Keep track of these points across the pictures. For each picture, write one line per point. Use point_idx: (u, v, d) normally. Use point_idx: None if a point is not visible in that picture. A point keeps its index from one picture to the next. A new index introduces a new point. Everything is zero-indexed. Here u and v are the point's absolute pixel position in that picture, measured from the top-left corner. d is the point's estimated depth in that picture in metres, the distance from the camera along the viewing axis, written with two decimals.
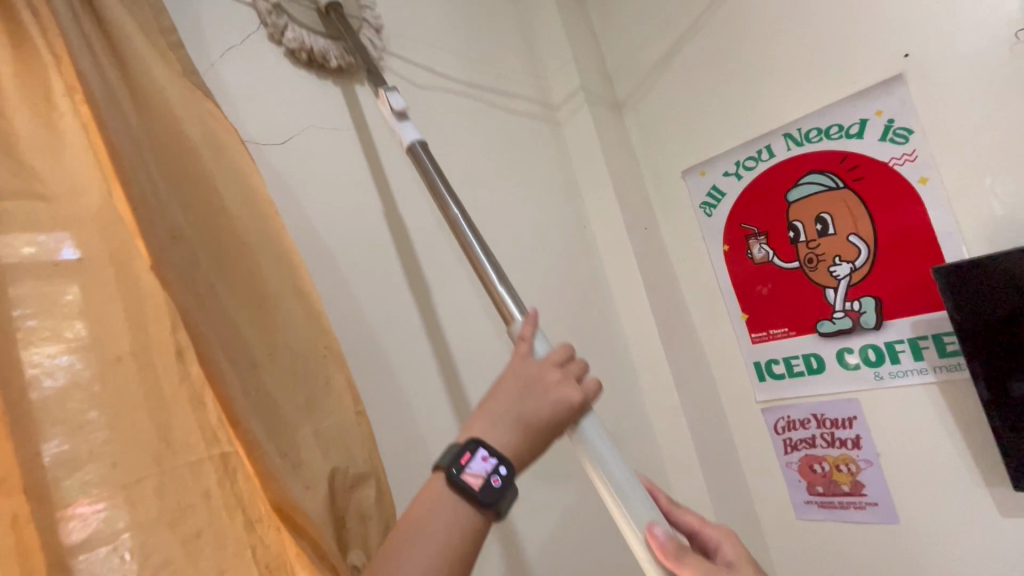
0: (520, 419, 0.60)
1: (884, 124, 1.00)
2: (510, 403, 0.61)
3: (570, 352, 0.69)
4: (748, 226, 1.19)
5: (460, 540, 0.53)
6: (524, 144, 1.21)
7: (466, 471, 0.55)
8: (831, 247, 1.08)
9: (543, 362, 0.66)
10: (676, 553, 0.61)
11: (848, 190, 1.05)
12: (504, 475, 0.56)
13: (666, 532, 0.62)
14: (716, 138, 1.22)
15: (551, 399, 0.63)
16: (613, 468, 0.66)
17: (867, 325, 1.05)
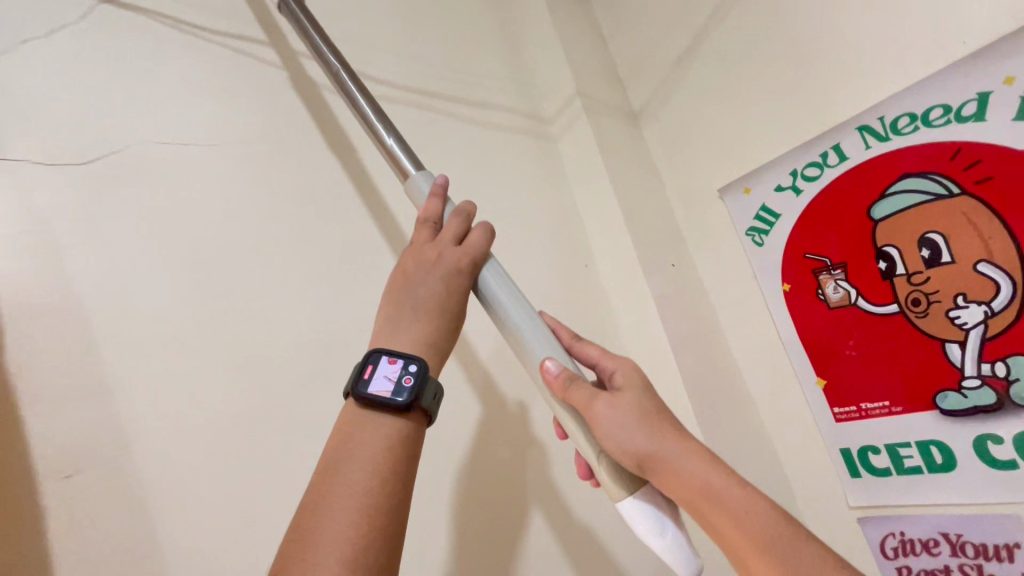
0: (411, 309, 0.59)
1: (1018, 96, 0.67)
2: (400, 294, 0.61)
3: (466, 220, 0.67)
4: (816, 257, 0.86)
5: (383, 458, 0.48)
6: (507, 168, 0.98)
7: (368, 384, 0.52)
8: (948, 281, 0.73)
9: (440, 238, 0.65)
10: (566, 385, 0.56)
11: (970, 198, 0.71)
12: (416, 370, 0.53)
13: (559, 364, 0.57)
14: (762, 143, 0.93)
15: (440, 273, 0.61)
16: (503, 292, 0.62)
17: (1022, 399, 0.68)
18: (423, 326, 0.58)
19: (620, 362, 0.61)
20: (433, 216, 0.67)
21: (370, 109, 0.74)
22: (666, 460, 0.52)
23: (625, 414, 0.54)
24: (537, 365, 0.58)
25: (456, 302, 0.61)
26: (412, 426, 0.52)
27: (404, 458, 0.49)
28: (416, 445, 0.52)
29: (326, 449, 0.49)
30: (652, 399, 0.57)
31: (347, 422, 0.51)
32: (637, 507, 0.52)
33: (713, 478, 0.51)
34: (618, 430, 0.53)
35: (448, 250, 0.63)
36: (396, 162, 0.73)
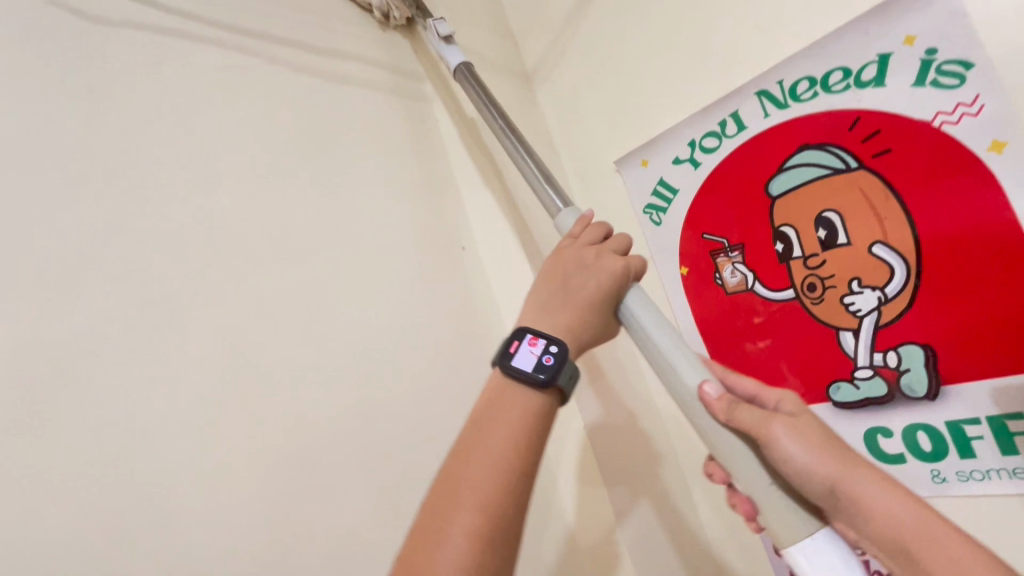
0: (547, 301, 0.62)
1: (919, 60, 0.60)
2: (564, 287, 0.62)
3: (623, 239, 0.67)
4: (714, 238, 0.78)
5: (530, 427, 0.51)
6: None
7: (513, 357, 0.55)
8: (844, 265, 0.67)
9: (589, 247, 0.66)
10: (730, 407, 0.52)
11: (868, 173, 0.65)
12: (556, 352, 0.55)
13: (718, 389, 0.54)
14: (661, 110, 0.83)
15: (595, 278, 0.61)
16: (650, 319, 0.61)
17: (911, 391, 0.64)
18: (576, 317, 0.60)
19: (784, 393, 0.56)
20: (586, 229, 0.69)
21: (535, 167, 0.76)
22: (857, 492, 0.47)
23: (807, 442, 0.49)
24: (692, 389, 0.56)
25: (602, 318, 0.62)
26: (545, 404, 0.54)
27: (543, 428, 0.52)
28: (546, 419, 0.54)
29: (472, 415, 0.52)
30: (834, 437, 0.50)
31: (493, 390, 0.54)
32: (826, 540, 0.47)
33: (919, 520, 0.44)
34: (797, 455, 0.48)
35: (606, 255, 0.64)
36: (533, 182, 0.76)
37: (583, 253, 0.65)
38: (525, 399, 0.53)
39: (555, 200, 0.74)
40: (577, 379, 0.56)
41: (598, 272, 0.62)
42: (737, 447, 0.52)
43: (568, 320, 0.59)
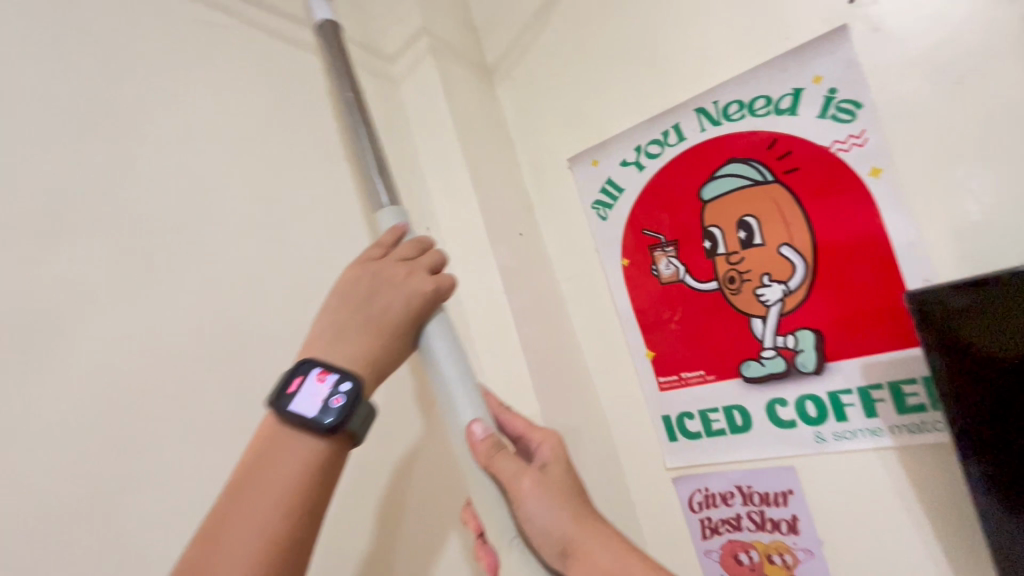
0: (342, 326, 0.56)
1: (823, 97, 0.74)
2: (354, 304, 0.57)
3: (430, 250, 0.64)
4: (653, 233, 0.89)
5: (306, 480, 0.49)
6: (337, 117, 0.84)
7: (292, 399, 0.51)
8: (758, 262, 0.80)
9: (393, 258, 0.61)
10: (491, 452, 0.58)
11: (780, 186, 0.78)
12: (349, 391, 0.52)
13: (486, 429, 0.58)
14: (612, 115, 0.91)
15: (403, 299, 0.59)
16: (440, 347, 0.61)
17: (804, 367, 0.78)
18: (381, 342, 0.57)
19: (545, 433, 0.63)
20: (396, 238, 0.64)
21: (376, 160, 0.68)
22: (594, 551, 0.55)
23: (549, 494, 0.57)
24: (461, 426, 0.59)
25: (393, 342, 0.58)
26: (339, 451, 0.52)
27: (322, 476, 0.50)
28: (334, 468, 0.51)
29: (242, 465, 0.49)
30: (572, 479, 0.59)
31: (269, 437, 0.50)
32: None
33: (623, 561, 0.54)
34: (537, 507, 0.56)
35: (420, 272, 0.61)
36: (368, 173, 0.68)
37: (391, 264, 0.61)
38: (303, 450, 0.50)
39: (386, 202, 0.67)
40: (374, 414, 0.54)
41: (398, 296, 0.59)
42: (490, 491, 0.59)
43: (375, 347, 0.56)
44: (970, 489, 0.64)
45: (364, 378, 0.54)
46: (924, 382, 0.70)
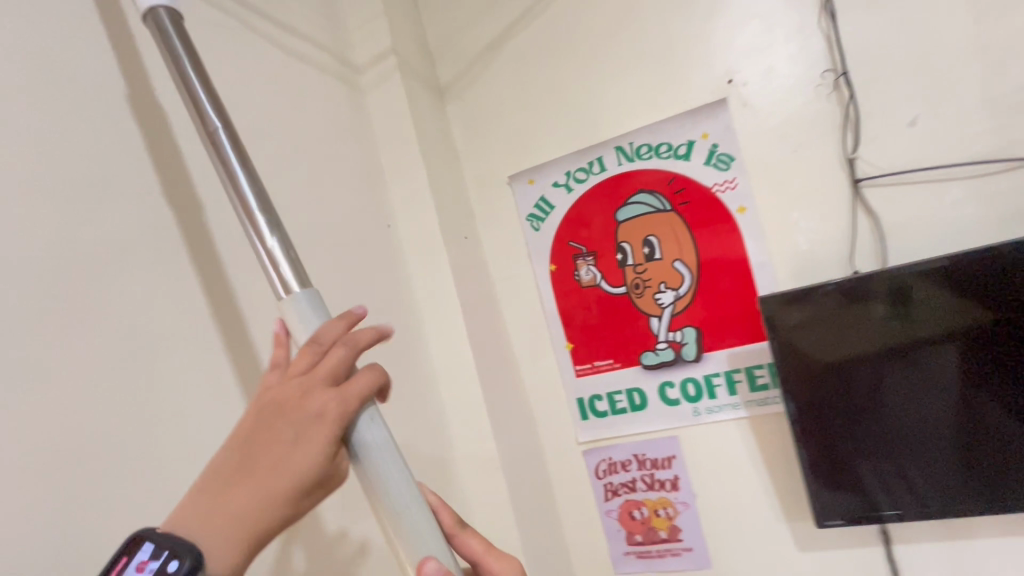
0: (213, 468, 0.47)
1: (708, 149, 0.97)
2: (244, 432, 0.48)
3: (358, 344, 0.53)
4: (576, 244, 1.06)
5: None
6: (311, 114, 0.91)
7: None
8: (657, 272, 1.01)
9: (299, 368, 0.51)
10: None
11: (676, 214, 0.99)
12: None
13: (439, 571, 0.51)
14: (548, 144, 1.08)
15: (303, 422, 0.48)
16: (383, 462, 0.52)
17: (687, 356, 1.00)
18: (280, 485, 0.46)
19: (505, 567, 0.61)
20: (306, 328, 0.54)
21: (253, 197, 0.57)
22: None
23: None
24: (413, 562, 0.51)
25: (276, 488, 0.46)
26: None
27: None
28: None
29: None
30: None
31: None
32: None
33: None
34: None
35: (318, 389, 0.50)
36: (248, 218, 0.57)
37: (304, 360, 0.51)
38: None
39: (283, 260, 0.56)
40: None
41: (306, 413, 0.48)
42: None
43: (268, 488, 0.46)
44: (799, 443, 0.90)
45: (214, 557, 0.43)
46: (769, 366, 0.95)
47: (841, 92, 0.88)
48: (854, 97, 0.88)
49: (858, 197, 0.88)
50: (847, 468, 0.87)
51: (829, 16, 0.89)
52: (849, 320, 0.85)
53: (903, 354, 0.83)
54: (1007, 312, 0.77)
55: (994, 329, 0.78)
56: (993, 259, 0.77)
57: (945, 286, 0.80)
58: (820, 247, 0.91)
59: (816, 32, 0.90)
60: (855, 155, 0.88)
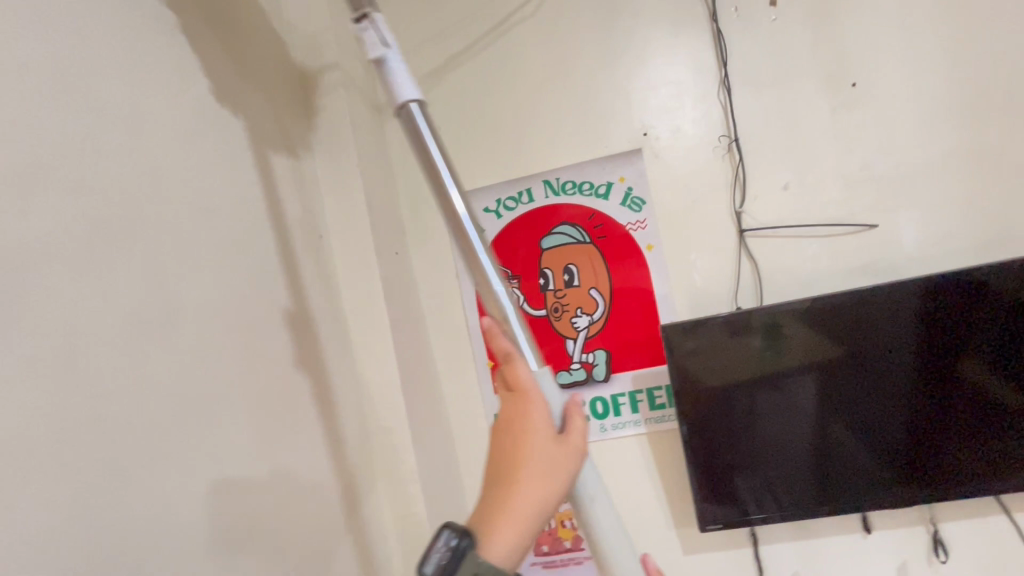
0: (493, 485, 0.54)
1: (624, 191, 1.08)
2: (546, 472, 0.53)
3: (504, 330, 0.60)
4: (503, 267, 1.13)
5: None
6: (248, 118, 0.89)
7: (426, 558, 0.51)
8: (574, 298, 1.10)
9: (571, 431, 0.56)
10: None
11: (594, 247, 1.09)
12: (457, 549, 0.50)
13: None
14: (482, 171, 1.14)
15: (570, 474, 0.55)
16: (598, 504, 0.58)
17: (597, 377, 1.09)
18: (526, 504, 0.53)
19: None
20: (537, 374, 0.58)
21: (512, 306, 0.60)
22: None
23: None
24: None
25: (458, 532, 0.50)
26: None
27: None
28: None
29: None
30: None
31: None
32: None
33: None
34: None
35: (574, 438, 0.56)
36: (477, 266, 0.60)
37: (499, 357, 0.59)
38: None
39: (496, 281, 0.60)
40: None
41: (538, 409, 0.56)
42: None
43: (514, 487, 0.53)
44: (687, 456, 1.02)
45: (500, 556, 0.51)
46: (666, 387, 1.07)
47: (733, 154, 1.04)
48: (743, 160, 1.04)
49: (742, 244, 1.04)
50: (724, 478, 1.00)
51: (725, 91, 1.05)
52: (731, 348, 0.98)
53: (772, 380, 0.98)
54: (847, 348, 0.96)
55: (838, 361, 0.96)
56: (838, 304, 0.95)
57: (805, 325, 0.96)
58: (711, 285, 1.05)
59: (716, 102, 1.06)
60: (742, 209, 1.04)
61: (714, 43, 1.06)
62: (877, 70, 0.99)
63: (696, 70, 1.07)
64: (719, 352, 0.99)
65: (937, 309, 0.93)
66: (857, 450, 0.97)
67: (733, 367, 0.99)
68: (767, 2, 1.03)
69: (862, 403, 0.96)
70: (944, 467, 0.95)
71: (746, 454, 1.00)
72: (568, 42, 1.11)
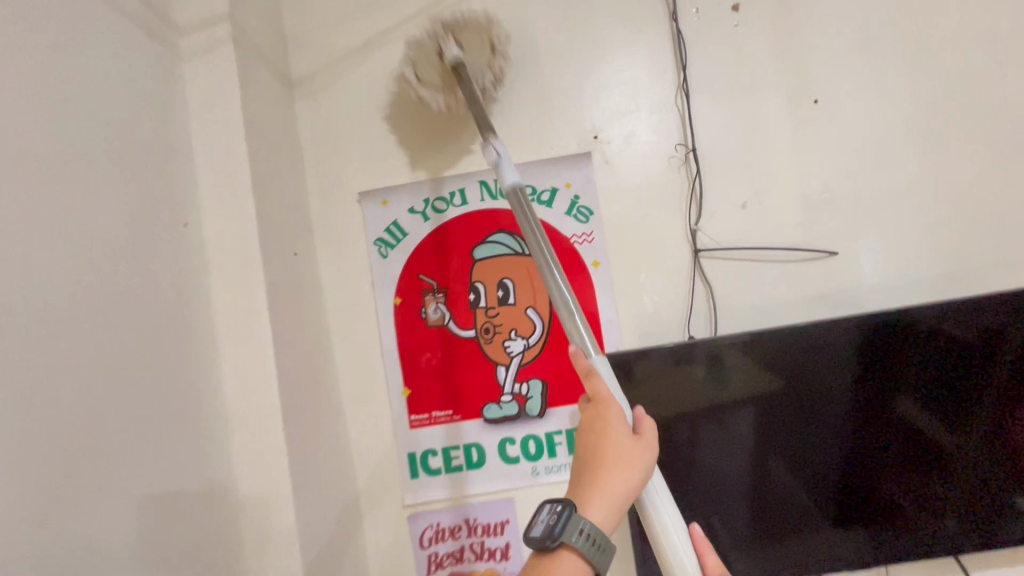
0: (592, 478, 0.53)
1: (570, 199, 0.95)
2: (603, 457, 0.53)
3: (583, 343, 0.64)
4: (427, 279, 0.96)
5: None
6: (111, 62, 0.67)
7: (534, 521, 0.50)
8: (508, 318, 0.95)
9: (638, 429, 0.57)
10: None
11: (533, 260, 0.95)
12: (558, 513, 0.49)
13: None
14: (409, 166, 0.98)
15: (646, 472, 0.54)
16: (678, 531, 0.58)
17: (531, 411, 0.94)
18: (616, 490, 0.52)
19: None
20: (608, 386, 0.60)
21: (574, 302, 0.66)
22: None
23: None
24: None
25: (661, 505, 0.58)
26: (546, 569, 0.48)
27: None
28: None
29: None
30: None
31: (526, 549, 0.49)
32: None
33: None
34: None
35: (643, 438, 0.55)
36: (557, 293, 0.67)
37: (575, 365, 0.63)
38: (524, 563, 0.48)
39: (575, 309, 0.66)
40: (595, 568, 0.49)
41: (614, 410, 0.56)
42: None
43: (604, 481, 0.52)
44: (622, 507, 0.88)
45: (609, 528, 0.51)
46: None
47: (689, 166, 0.94)
48: (701, 173, 0.94)
49: (697, 266, 0.93)
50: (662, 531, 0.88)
51: (683, 98, 0.95)
52: (673, 383, 0.86)
53: (709, 421, 0.86)
54: (789, 385, 0.86)
55: (779, 399, 0.86)
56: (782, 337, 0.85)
57: (745, 360, 0.85)
58: (661, 310, 0.94)
59: (673, 109, 0.96)
60: (697, 227, 0.93)
61: (674, 45, 0.96)
62: (840, 88, 0.93)
63: (653, 73, 0.97)
64: (659, 388, 0.86)
65: (882, 346, 0.85)
66: (793, 496, 0.88)
67: (676, 405, 0.86)
68: (730, 7, 0.95)
69: (806, 446, 0.87)
70: (880, 512, 0.88)
71: (686, 503, 0.88)
72: (514, 29, 0.98)
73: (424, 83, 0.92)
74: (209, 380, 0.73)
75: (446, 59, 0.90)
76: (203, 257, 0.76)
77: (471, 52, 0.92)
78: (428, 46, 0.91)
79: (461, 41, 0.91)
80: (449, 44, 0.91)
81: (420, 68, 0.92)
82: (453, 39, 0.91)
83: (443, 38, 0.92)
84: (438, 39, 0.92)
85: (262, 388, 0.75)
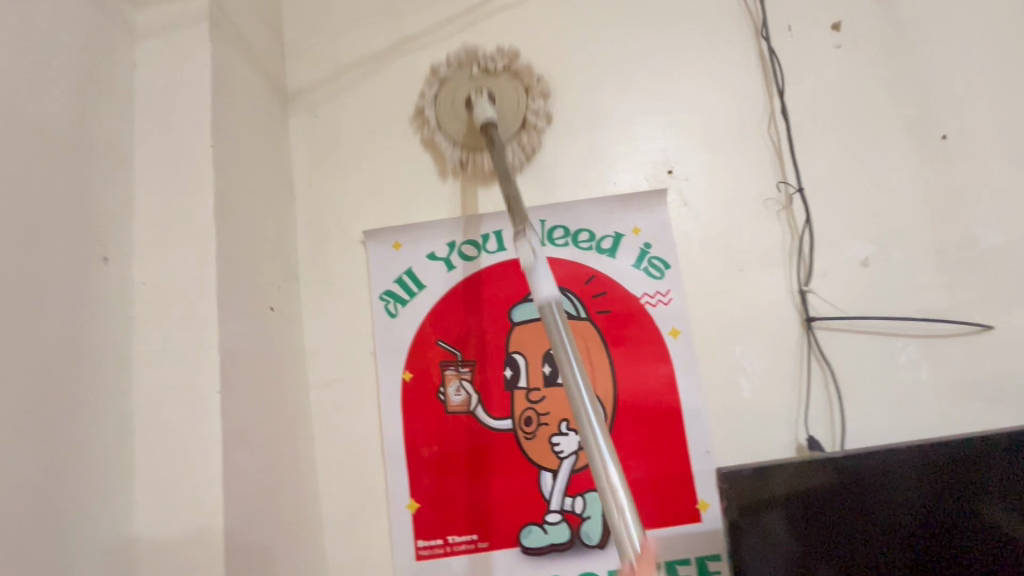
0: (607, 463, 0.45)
1: (639, 248, 0.73)
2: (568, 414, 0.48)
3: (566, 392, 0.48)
4: (449, 347, 0.72)
5: None
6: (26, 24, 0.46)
7: None
8: (557, 404, 0.70)
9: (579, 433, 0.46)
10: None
11: (591, 325, 0.72)
12: None
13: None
14: (431, 199, 0.76)
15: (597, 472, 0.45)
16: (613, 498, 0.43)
17: (587, 539, 0.67)
18: None
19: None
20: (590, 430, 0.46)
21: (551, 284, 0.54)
22: None
23: None
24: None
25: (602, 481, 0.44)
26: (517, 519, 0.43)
27: None
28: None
29: None
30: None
31: None
32: None
33: None
34: None
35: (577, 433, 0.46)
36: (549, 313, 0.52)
37: (533, 429, 0.48)
38: None
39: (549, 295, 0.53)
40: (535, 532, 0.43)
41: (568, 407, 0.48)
42: None
43: None
44: None
45: None
46: (696, 563, 0.66)
47: (793, 210, 0.74)
48: (808, 219, 0.73)
49: (811, 340, 0.70)
50: None
51: (780, 127, 0.76)
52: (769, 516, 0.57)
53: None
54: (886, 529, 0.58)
55: (896, 560, 0.58)
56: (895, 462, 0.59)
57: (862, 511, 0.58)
58: (767, 398, 0.69)
59: (768, 140, 0.76)
60: (808, 288, 0.71)
61: (765, 64, 0.78)
62: (971, 123, 0.75)
63: (742, 94, 0.77)
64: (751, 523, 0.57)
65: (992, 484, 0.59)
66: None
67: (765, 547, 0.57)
68: (828, 25, 0.78)
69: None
70: None
71: None
72: (566, 41, 0.80)
73: (445, 136, 0.75)
74: (110, 507, 0.47)
75: (475, 113, 0.73)
76: (130, 312, 0.51)
77: (505, 106, 0.75)
78: (449, 92, 0.76)
79: (495, 93, 0.75)
80: (480, 93, 0.74)
81: (442, 112, 0.75)
82: (483, 90, 0.75)
83: (479, 83, 0.75)
84: (467, 87, 0.75)
85: (194, 520, 0.48)
